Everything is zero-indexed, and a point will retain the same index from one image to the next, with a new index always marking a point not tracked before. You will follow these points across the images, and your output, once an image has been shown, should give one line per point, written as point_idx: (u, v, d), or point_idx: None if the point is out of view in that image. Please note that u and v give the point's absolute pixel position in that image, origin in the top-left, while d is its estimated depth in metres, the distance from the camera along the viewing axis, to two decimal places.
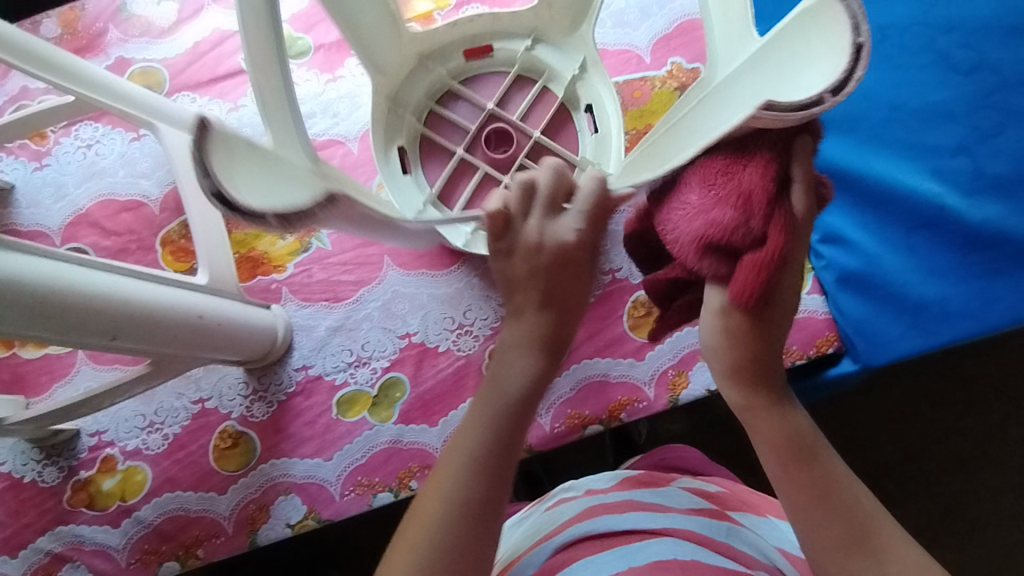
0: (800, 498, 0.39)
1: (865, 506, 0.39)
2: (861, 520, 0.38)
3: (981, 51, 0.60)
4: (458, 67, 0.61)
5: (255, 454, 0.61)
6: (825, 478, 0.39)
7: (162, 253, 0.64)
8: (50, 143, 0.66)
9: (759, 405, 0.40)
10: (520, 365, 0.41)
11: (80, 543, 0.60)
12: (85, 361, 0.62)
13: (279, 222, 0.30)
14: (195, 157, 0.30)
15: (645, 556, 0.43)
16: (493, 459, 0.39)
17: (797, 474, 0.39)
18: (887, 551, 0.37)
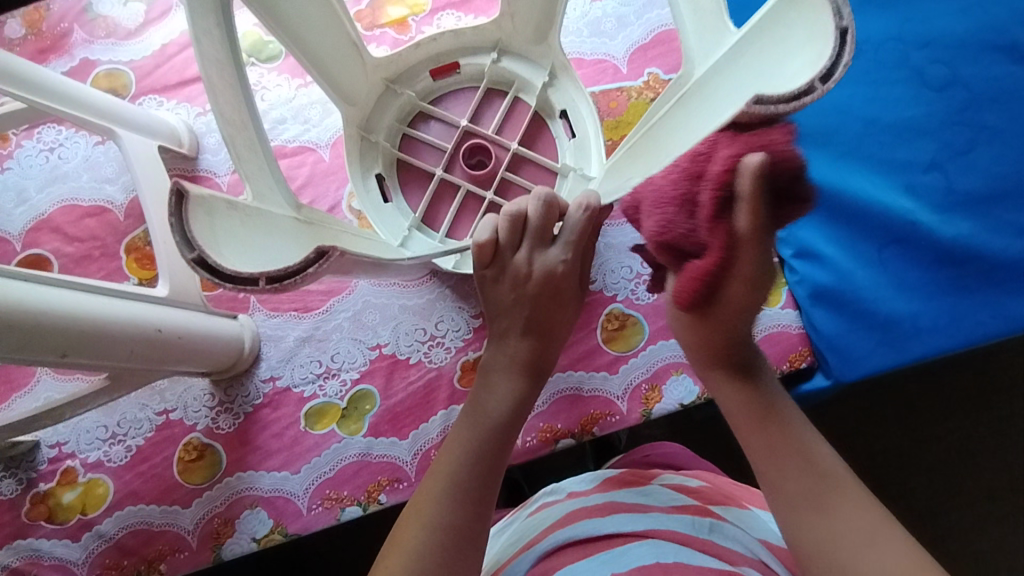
0: (759, 468, 0.41)
1: (826, 469, 0.40)
2: (819, 478, 0.39)
3: (954, 67, 0.60)
4: (427, 86, 0.60)
5: (221, 466, 0.60)
6: (786, 438, 0.41)
7: (127, 260, 0.62)
8: (11, 146, 0.65)
9: (725, 375, 0.44)
10: (504, 390, 0.45)
11: (38, 557, 0.59)
12: (45, 371, 0.61)
13: (269, 284, 0.35)
14: (177, 230, 0.33)
15: (627, 561, 0.42)
16: (474, 480, 0.41)
17: (754, 442, 0.42)
18: (841, 511, 0.37)
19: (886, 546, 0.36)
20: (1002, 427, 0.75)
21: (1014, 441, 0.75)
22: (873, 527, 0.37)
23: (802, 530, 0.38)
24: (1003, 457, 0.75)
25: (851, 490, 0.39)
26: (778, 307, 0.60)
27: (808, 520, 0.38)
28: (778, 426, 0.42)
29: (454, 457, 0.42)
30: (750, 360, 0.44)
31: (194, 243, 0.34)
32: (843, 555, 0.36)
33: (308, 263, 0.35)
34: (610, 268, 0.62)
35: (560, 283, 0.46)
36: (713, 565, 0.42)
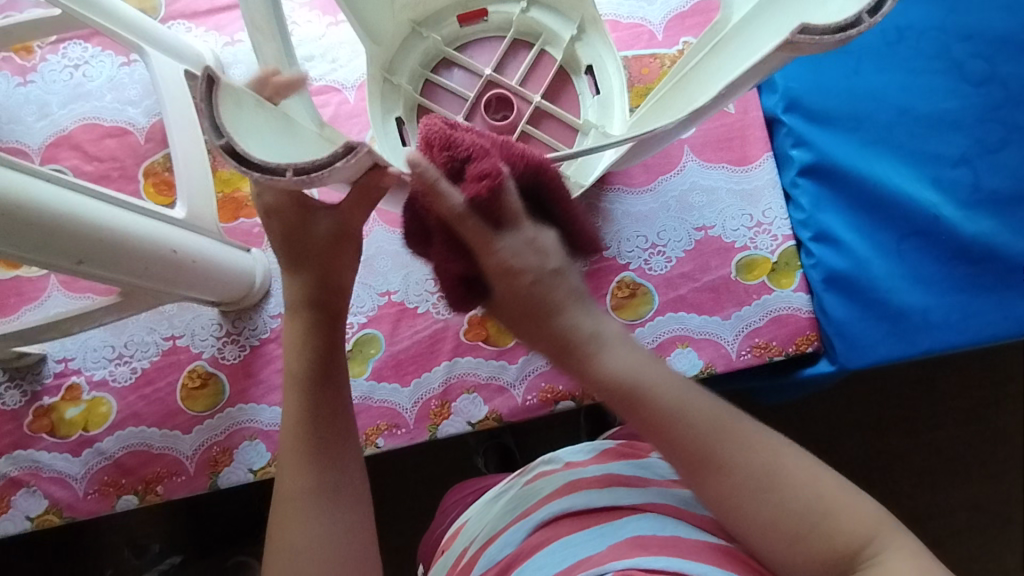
0: (651, 438, 0.39)
1: (702, 427, 0.38)
2: (704, 441, 0.38)
3: (994, 64, 0.59)
4: (452, 31, 0.60)
5: (223, 396, 0.60)
6: (654, 415, 0.38)
7: (144, 184, 0.62)
8: (35, 59, 0.64)
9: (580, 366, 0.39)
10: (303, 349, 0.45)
11: (38, 468, 0.59)
12: (57, 287, 0.61)
13: (295, 177, 0.33)
14: (205, 110, 0.33)
15: (624, 533, 0.43)
16: (318, 375, 0.45)
17: (635, 420, 0.39)
18: (733, 462, 0.37)
19: (790, 480, 0.37)
20: (992, 434, 0.77)
21: (1004, 450, 0.77)
22: (766, 461, 0.37)
23: (718, 495, 0.37)
24: (993, 466, 0.76)
25: (742, 422, 0.39)
26: (790, 290, 0.60)
27: (714, 482, 0.37)
28: (648, 391, 0.38)
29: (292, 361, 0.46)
30: (588, 329, 0.39)
31: (222, 130, 0.33)
32: (755, 509, 0.37)
33: (337, 158, 0.34)
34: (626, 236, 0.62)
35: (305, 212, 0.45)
36: (708, 540, 0.43)
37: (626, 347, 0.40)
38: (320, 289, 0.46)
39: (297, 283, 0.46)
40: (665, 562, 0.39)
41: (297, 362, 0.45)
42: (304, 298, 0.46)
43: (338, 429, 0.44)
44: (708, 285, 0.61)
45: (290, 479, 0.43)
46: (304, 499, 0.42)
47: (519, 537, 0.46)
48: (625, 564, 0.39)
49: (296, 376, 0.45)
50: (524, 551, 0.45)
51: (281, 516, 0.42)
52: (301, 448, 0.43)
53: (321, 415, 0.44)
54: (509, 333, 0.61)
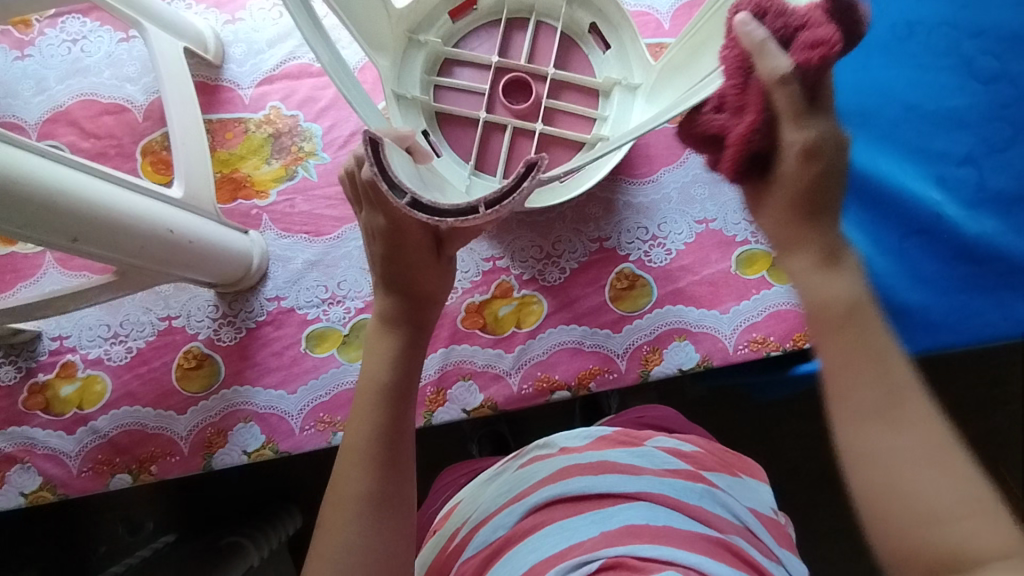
0: (824, 373, 0.36)
1: (908, 374, 0.35)
2: (897, 383, 0.35)
3: (1004, 61, 0.59)
4: (447, 29, 0.59)
5: (219, 377, 0.60)
6: (869, 334, 0.36)
7: (142, 162, 0.61)
8: (33, 33, 0.63)
9: (803, 239, 0.38)
10: (385, 348, 0.43)
11: (32, 445, 0.59)
12: (53, 264, 0.61)
13: (487, 210, 0.34)
14: (385, 173, 0.32)
15: (617, 521, 0.43)
16: (404, 386, 0.42)
17: (819, 346, 0.37)
18: (905, 424, 0.34)
19: (948, 471, 0.33)
20: (979, 436, 0.80)
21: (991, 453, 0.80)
22: (936, 447, 0.33)
23: (863, 445, 0.34)
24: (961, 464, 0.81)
25: (923, 405, 0.35)
26: (788, 286, 0.60)
27: (879, 434, 0.34)
28: (848, 320, 0.36)
29: (378, 373, 0.43)
30: (835, 244, 0.38)
31: (402, 187, 0.33)
32: (908, 474, 0.33)
33: (520, 179, 0.33)
34: (627, 227, 0.62)
35: (408, 236, 0.40)
36: (703, 531, 0.43)
37: (853, 274, 0.37)
38: (412, 303, 0.44)
39: (390, 299, 0.44)
40: (660, 552, 0.40)
41: (377, 371, 0.43)
42: (398, 312, 0.44)
43: (399, 446, 0.41)
44: (708, 278, 0.60)
45: (345, 477, 0.40)
46: (357, 499, 0.39)
47: (513, 519, 0.46)
48: (619, 551, 0.40)
49: (373, 383, 0.42)
50: (515, 536, 0.45)
51: (331, 504, 0.40)
52: (363, 451, 0.40)
53: (386, 426, 0.41)
54: (506, 321, 0.61)
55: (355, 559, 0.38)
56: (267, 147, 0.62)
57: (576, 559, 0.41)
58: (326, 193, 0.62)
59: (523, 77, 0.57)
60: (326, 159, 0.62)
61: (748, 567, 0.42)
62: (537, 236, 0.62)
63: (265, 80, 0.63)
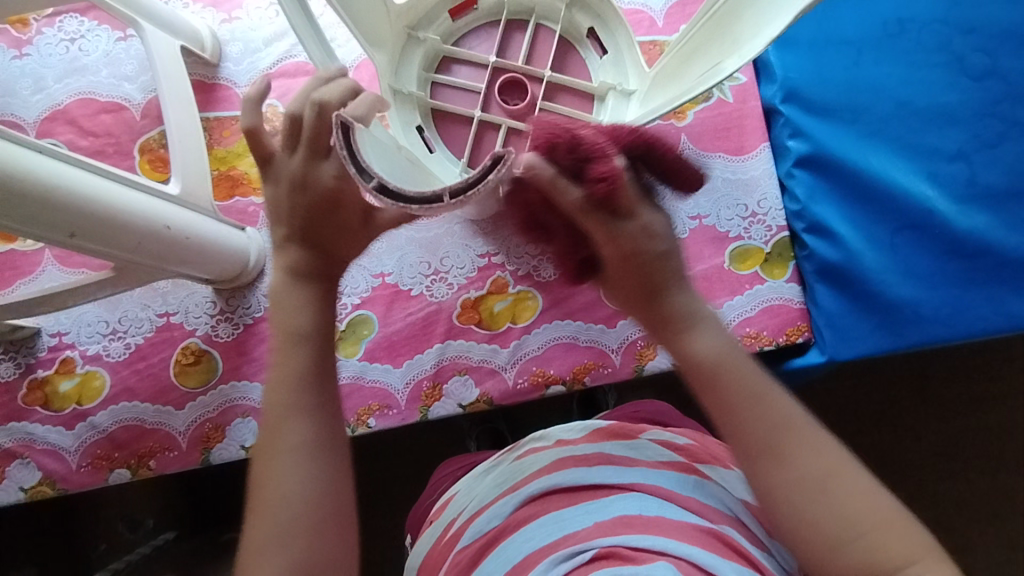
0: (719, 424, 0.39)
1: (782, 410, 0.38)
2: (778, 424, 0.37)
3: (995, 58, 0.59)
4: (446, 28, 0.59)
5: (217, 373, 0.60)
6: (737, 389, 0.38)
7: (140, 160, 0.62)
8: (31, 32, 0.64)
9: (663, 325, 0.40)
10: (304, 300, 0.42)
11: (31, 441, 0.60)
12: (52, 262, 0.61)
13: (452, 199, 0.33)
14: (353, 158, 0.33)
15: (611, 511, 0.43)
16: (327, 335, 0.43)
17: (707, 400, 0.39)
18: (803, 458, 0.37)
19: (839, 490, 0.36)
20: (974, 430, 0.82)
21: (986, 447, 0.81)
22: (830, 472, 0.37)
23: (764, 485, 0.37)
24: (955, 461, 0.81)
25: (811, 431, 0.38)
26: (780, 281, 0.60)
27: (771, 476, 0.37)
28: (733, 381, 0.38)
29: (298, 318, 0.42)
30: (690, 306, 0.39)
31: (370, 172, 0.34)
32: (802, 507, 0.36)
33: (487, 170, 0.33)
34: None
35: (342, 197, 0.40)
36: (695, 522, 0.43)
37: (714, 329, 0.40)
38: (329, 261, 0.43)
39: (308, 253, 0.42)
40: (653, 542, 0.40)
41: (300, 319, 0.42)
42: (316, 267, 0.43)
43: (328, 392, 0.42)
44: (701, 273, 0.61)
45: (279, 430, 0.40)
46: (293, 450, 0.39)
47: (509, 509, 0.47)
48: (610, 542, 0.40)
49: (294, 329, 0.42)
50: (511, 525, 0.45)
51: (263, 461, 0.40)
52: (293, 401, 0.40)
53: (311, 373, 0.41)
54: (501, 317, 0.61)
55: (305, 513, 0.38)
56: None
57: (568, 549, 0.41)
58: None
59: (520, 79, 0.57)
60: None
61: (740, 557, 0.42)
62: None
63: (261, 78, 0.64)
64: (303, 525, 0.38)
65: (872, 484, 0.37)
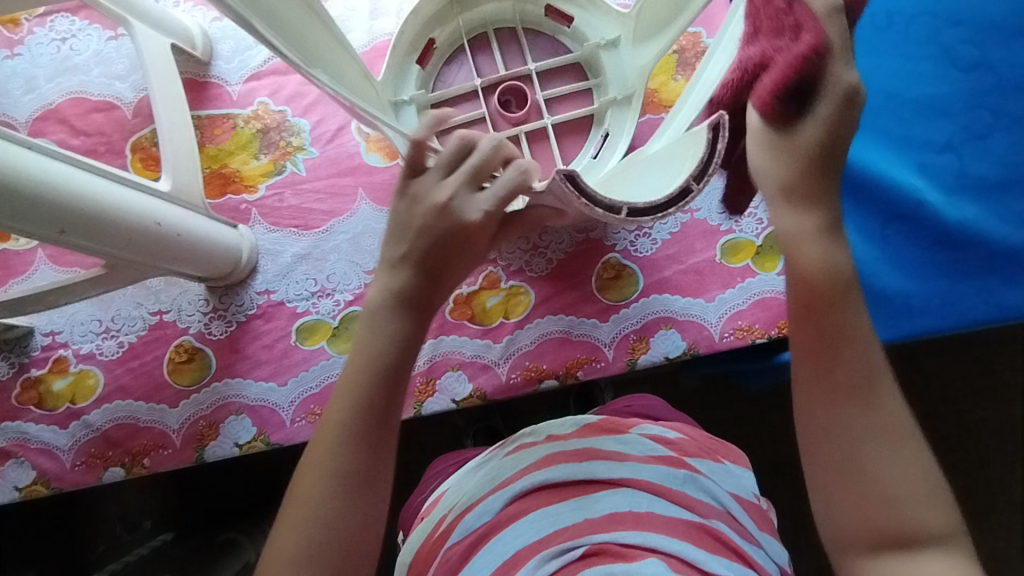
0: (800, 346, 0.39)
1: (875, 360, 0.38)
2: (867, 371, 0.38)
3: (984, 49, 0.59)
4: (420, 76, 0.60)
5: (210, 370, 0.60)
6: (840, 323, 0.38)
7: (132, 159, 0.62)
8: (23, 32, 0.64)
9: (803, 222, 0.39)
10: (388, 330, 0.43)
11: (26, 440, 0.60)
12: (44, 261, 0.61)
13: (697, 185, 0.36)
14: (587, 199, 0.38)
15: (601, 508, 0.44)
16: (397, 372, 0.42)
17: (809, 322, 0.39)
18: (876, 412, 0.37)
19: (903, 454, 0.37)
20: (969, 423, 0.82)
21: (980, 439, 0.82)
22: (897, 436, 0.37)
23: (833, 413, 0.38)
24: (948, 454, 0.82)
25: (891, 391, 0.38)
26: (773, 273, 0.60)
27: (841, 416, 0.37)
28: (846, 312, 0.38)
29: (380, 349, 0.42)
30: (836, 216, 0.40)
31: (615, 204, 0.38)
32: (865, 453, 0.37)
33: (706, 160, 0.36)
34: None
35: (470, 236, 0.43)
36: (685, 517, 0.44)
37: (835, 255, 0.39)
38: (428, 287, 0.44)
39: (416, 279, 0.44)
40: (643, 538, 0.41)
41: (380, 347, 0.43)
42: (412, 295, 0.44)
43: (386, 426, 0.42)
44: (693, 267, 0.61)
45: (323, 450, 0.40)
46: (333, 473, 0.40)
47: (498, 505, 0.47)
48: (602, 538, 0.41)
49: (372, 358, 0.42)
50: (500, 523, 0.45)
51: (305, 473, 0.41)
52: (347, 425, 0.41)
53: (377, 404, 0.41)
54: (494, 312, 0.61)
55: (329, 533, 0.39)
56: (256, 143, 0.63)
57: (560, 545, 0.42)
58: (315, 188, 0.63)
59: (515, 84, 0.58)
60: (313, 153, 0.63)
61: (731, 552, 0.42)
62: None
63: (252, 77, 0.64)
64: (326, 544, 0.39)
65: (928, 459, 0.38)
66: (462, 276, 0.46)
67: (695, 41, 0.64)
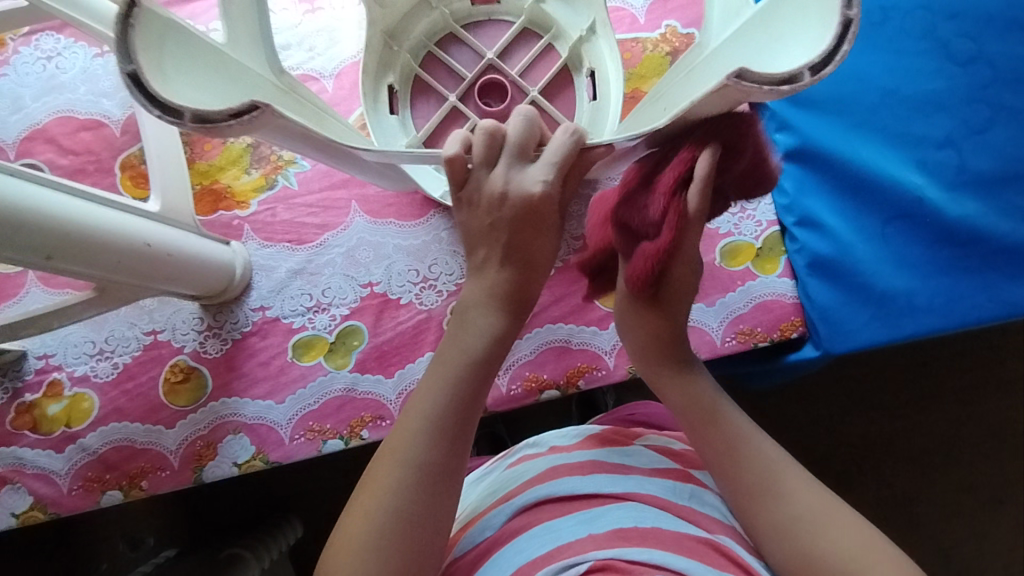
0: (715, 466, 0.45)
1: (768, 458, 0.45)
2: (768, 473, 0.44)
3: (980, 42, 0.58)
4: (398, 122, 0.59)
5: (206, 390, 0.60)
6: (727, 431, 0.46)
7: (121, 177, 0.61)
8: (7, 52, 0.63)
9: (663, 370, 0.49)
10: (482, 325, 0.45)
11: (21, 465, 0.59)
12: (35, 283, 0.61)
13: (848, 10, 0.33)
14: (769, 83, 0.33)
15: (605, 523, 0.43)
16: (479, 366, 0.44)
17: (702, 432, 0.47)
18: (793, 496, 0.43)
19: (836, 528, 0.41)
20: (979, 419, 0.81)
21: (989, 435, 0.81)
22: (825, 511, 0.42)
23: (761, 520, 0.43)
24: (955, 451, 0.81)
25: (795, 478, 0.44)
26: (773, 276, 0.60)
27: (762, 510, 0.43)
28: (724, 420, 0.46)
29: (473, 344, 0.45)
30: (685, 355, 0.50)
31: (794, 75, 0.33)
32: (807, 543, 0.41)
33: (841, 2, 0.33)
34: None
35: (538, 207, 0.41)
36: (691, 532, 0.43)
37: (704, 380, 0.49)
38: (525, 274, 0.45)
39: (506, 274, 0.44)
40: (648, 555, 0.40)
41: (472, 343, 0.45)
42: (509, 291, 0.45)
43: (464, 427, 0.43)
44: None
45: (405, 437, 0.42)
46: (416, 468, 0.41)
47: (501, 520, 0.46)
48: (606, 555, 0.40)
49: (466, 352, 0.44)
50: (502, 538, 0.44)
51: (381, 464, 0.42)
52: (432, 417, 0.42)
53: (464, 397, 0.43)
54: None
55: (398, 524, 0.40)
56: (246, 158, 0.62)
57: (563, 562, 0.40)
58: (308, 201, 0.62)
59: (492, 78, 0.58)
60: (305, 166, 0.62)
61: (737, 568, 0.41)
62: None
63: None
64: (393, 535, 0.39)
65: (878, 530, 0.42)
66: (539, 287, 0.47)
67: (689, 42, 0.63)
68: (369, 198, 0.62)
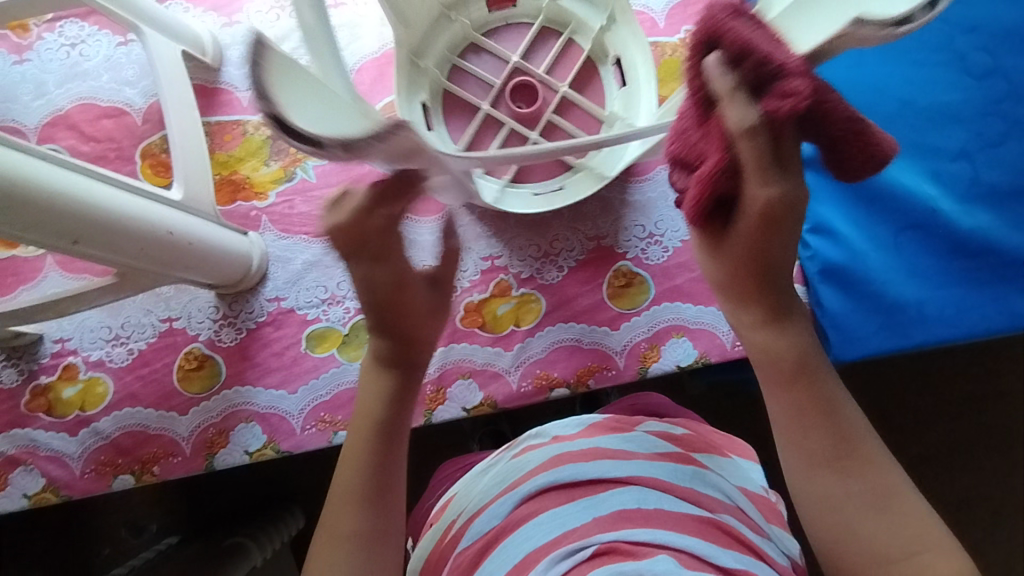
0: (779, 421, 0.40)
1: (852, 424, 0.39)
2: (843, 437, 0.39)
3: (997, 57, 0.59)
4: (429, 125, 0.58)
5: (220, 378, 0.60)
6: (818, 390, 0.39)
7: (141, 165, 0.62)
8: (31, 37, 0.64)
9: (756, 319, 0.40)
10: (377, 386, 0.46)
11: (35, 447, 0.60)
12: (53, 267, 0.61)
13: None
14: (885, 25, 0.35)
15: (611, 505, 0.44)
16: (387, 422, 0.46)
17: (793, 386, 0.39)
18: (857, 471, 0.38)
19: (896, 515, 0.37)
20: (982, 431, 0.82)
21: (993, 447, 0.82)
22: (889, 489, 0.38)
23: (817, 497, 0.39)
24: (958, 462, 0.81)
25: (874, 451, 0.39)
26: None
27: (825, 473, 0.38)
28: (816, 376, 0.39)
29: (371, 407, 0.46)
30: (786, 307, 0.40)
31: (907, 18, 0.35)
32: (856, 523, 0.38)
33: None
34: (624, 224, 0.62)
35: (405, 288, 0.44)
36: (692, 511, 0.44)
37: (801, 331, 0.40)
38: (401, 348, 0.46)
39: (383, 342, 0.46)
40: (653, 534, 0.41)
41: (371, 403, 0.46)
42: (394, 355, 0.46)
43: (388, 481, 0.44)
44: None
45: (340, 515, 0.43)
46: (352, 536, 0.42)
47: (508, 508, 0.46)
48: (611, 537, 0.41)
49: (368, 420, 0.46)
50: (510, 526, 0.45)
51: (323, 541, 0.43)
52: (354, 489, 0.44)
53: (380, 460, 0.45)
54: (505, 319, 0.61)
55: None
56: (266, 150, 0.63)
57: (569, 546, 0.41)
58: (326, 194, 0.63)
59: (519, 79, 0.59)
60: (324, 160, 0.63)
61: (741, 545, 0.42)
62: (534, 234, 0.62)
63: None
64: None
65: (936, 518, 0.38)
66: (423, 355, 0.48)
67: None
68: (386, 193, 0.63)
